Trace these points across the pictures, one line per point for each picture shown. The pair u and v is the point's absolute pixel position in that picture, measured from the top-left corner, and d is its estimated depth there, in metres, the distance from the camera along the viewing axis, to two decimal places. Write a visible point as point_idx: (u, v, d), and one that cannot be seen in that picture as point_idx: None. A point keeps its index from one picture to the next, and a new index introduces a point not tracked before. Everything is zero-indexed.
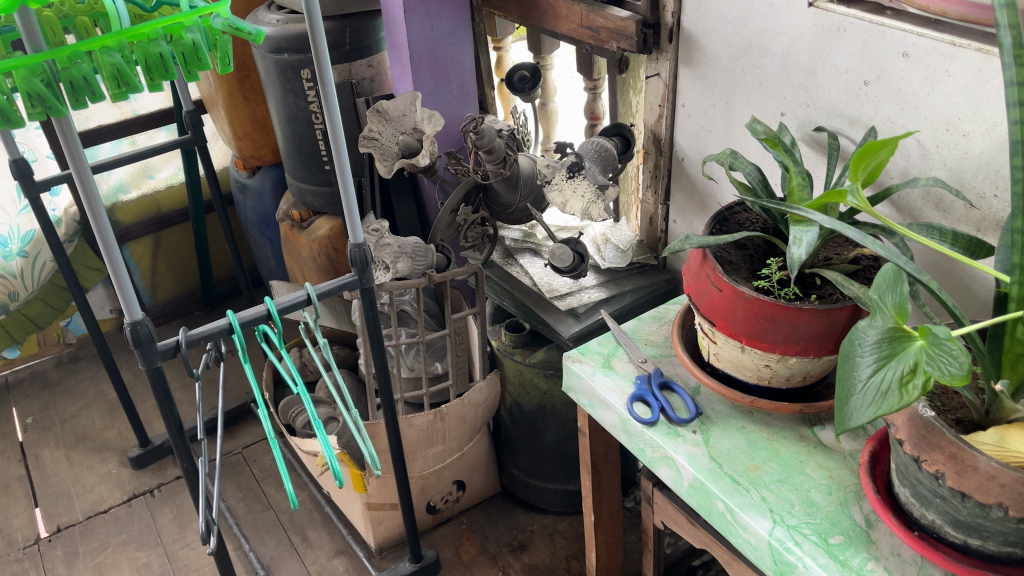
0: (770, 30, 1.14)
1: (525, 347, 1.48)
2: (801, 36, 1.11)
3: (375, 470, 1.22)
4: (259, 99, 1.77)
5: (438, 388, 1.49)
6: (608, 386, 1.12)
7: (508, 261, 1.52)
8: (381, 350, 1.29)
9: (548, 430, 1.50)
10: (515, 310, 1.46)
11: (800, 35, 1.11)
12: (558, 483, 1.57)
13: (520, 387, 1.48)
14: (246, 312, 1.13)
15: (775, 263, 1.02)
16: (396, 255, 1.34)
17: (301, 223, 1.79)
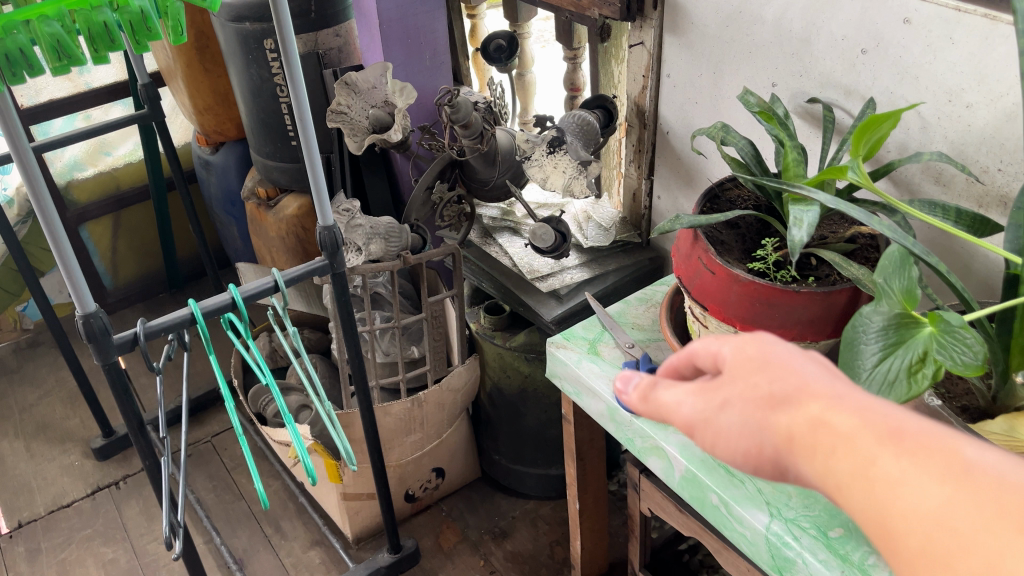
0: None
1: (507, 329, 1.42)
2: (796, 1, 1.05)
3: (351, 466, 1.14)
4: (220, 70, 1.68)
5: (416, 373, 1.43)
6: (595, 373, 1.06)
7: (486, 241, 1.45)
8: (354, 336, 1.22)
9: (529, 414, 1.45)
10: (494, 291, 1.41)
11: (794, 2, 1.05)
12: (539, 468, 1.52)
13: (500, 371, 1.43)
14: (210, 300, 1.06)
15: (772, 243, 0.96)
16: (369, 237, 1.27)
17: (268, 201, 1.71)
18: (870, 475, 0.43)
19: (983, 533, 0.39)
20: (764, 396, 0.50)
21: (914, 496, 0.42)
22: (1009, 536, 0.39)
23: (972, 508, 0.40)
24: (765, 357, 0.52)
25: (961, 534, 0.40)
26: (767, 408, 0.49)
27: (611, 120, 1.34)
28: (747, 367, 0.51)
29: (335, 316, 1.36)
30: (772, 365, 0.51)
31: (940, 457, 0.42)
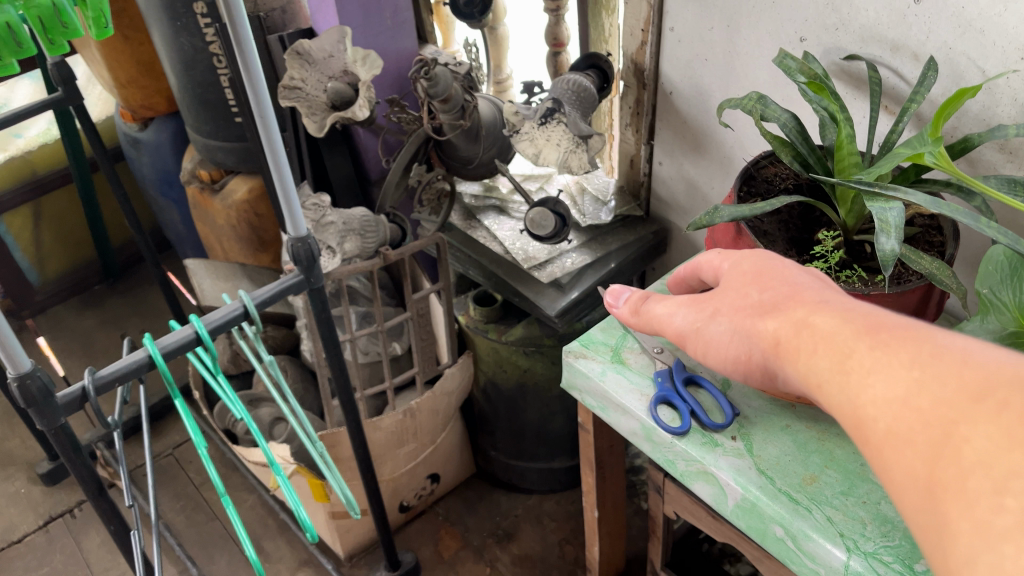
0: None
1: (500, 321, 1.27)
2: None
3: (356, 514, 0.97)
4: (141, 37, 1.45)
5: (402, 377, 1.27)
6: (623, 387, 0.94)
7: (470, 223, 1.29)
8: (337, 355, 1.06)
9: (529, 409, 1.33)
10: (482, 280, 1.27)
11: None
12: (541, 462, 1.40)
13: (495, 365, 1.29)
14: (170, 338, 0.89)
15: (830, 235, 0.84)
16: (343, 235, 1.11)
17: (213, 185, 1.52)
18: (859, 368, 0.51)
19: (942, 404, 0.44)
20: (736, 298, 0.67)
21: (890, 382, 0.48)
22: (962, 405, 0.43)
23: (932, 384, 0.46)
24: (759, 274, 0.67)
25: (924, 410, 0.45)
26: (757, 316, 0.63)
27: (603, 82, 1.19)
28: (745, 279, 0.68)
29: (308, 322, 1.19)
30: (762, 273, 0.67)
31: (914, 353, 0.48)
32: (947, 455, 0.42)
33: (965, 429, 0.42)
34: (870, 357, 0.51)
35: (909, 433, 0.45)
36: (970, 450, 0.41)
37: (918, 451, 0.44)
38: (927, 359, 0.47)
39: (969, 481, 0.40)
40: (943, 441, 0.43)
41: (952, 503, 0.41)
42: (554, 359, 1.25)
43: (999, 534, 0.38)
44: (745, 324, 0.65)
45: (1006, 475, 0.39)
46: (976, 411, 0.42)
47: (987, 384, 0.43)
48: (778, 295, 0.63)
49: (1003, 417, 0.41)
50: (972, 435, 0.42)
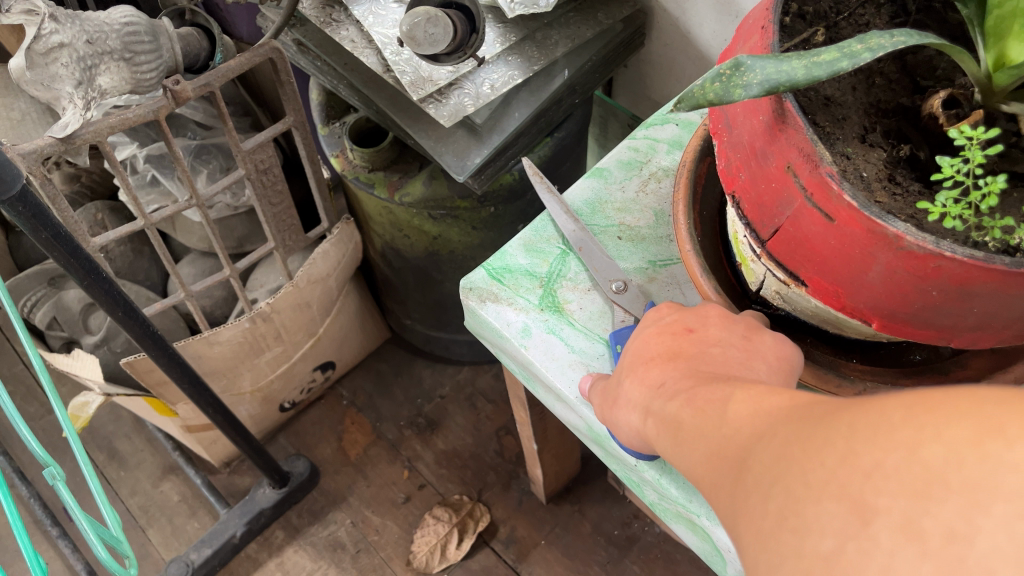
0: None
1: (392, 168, 0.84)
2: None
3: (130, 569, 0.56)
4: None
5: (254, 255, 0.88)
6: (558, 359, 0.54)
7: (331, 13, 0.78)
8: (105, 281, 0.65)
9: (446, 280, 0.96)
10: (359, 105, 0.81)
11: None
12: (470, 335, 1.06)
13: (392, 229, 0.88)
14: None
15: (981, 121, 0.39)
16: (89, 63, 0.64)
17: None
18: (681, 423, 0.35)
19: (730, 441, 0.31)
20: (609, 387, 0.44)
21: (690, 445, 0.33)
22: (757, 447, 0.28)
23: (718, 423, 0.32)
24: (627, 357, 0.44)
25: (723, 457, 0.30)
26: (618, 386, 0.43)
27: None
28: (619, 373, 0.43)
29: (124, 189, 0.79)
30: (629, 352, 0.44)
31: (714, 392, 0.34)
32: (736, 494, 0.28)
33: (748, 459, 0.29)
34: (676, 404, 0.36)
35: (712, 487, 0.31)
36: (755, 475, 0.28)
37: (722, 503, 0.30)
38: (719, 406, 0.33)
39: (751, 509, 0.27)
40: (731, 479, 0.29)
41: (745, 548, 0.27)
42: (474, 223, 0.86)
43: (771, 558, 0.25)
44: (621, 426, 0.43)
45: (772, 491, 0.26)
46: (760, 436, 0.29)
47: (774, 410, 0.30)
48: (640, 367, 0.42)
49: (775, 444, 0.27)
50: (759, 458, 0.28)
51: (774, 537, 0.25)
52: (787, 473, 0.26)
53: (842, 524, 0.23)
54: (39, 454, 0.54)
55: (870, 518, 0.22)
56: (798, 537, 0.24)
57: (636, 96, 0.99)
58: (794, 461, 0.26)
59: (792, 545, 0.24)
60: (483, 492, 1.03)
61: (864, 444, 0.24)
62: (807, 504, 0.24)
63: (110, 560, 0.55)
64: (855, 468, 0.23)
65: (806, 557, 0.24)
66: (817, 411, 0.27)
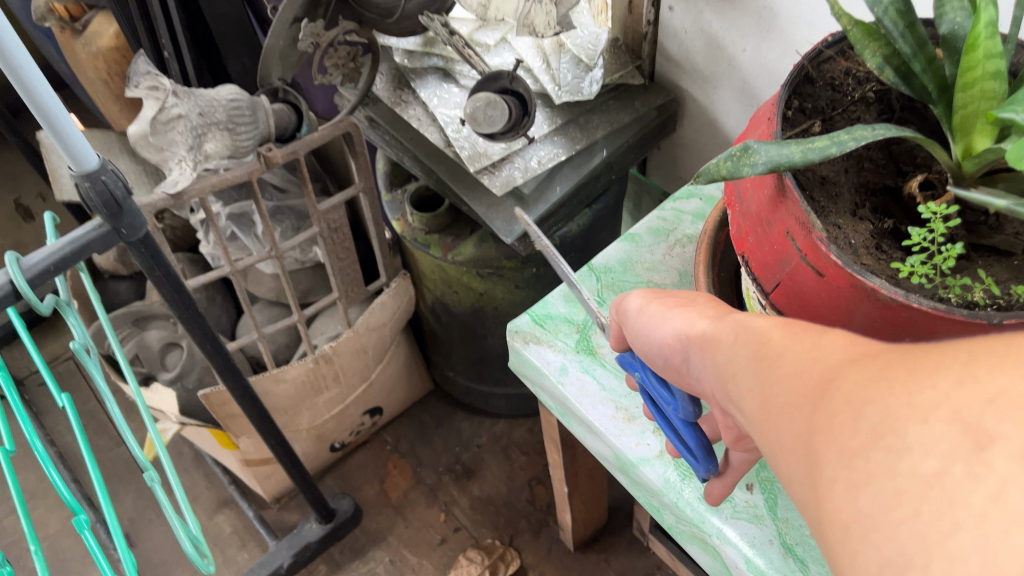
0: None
1: (446, 231, 0.94)
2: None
3: (207, 565, 0.64)
4: None
5: (319, 304, 0.98)
6: (591, 395, 0.63)
7: (401, 94, 0.91)
8: (197, 317, 0.75)
9: (489, 335, 1.05)
10: (420, 175, 0.92)
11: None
12: (508, 389, 1.15)
13: (443, 285, 0.98)
14: None
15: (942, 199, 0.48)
16: (199, 133, 0.77)
17: (73, 23, 1.14)
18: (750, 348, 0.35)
19: (811, 359, 0.30)
20: (674, 299, 0.45)
21: (759, 362, 0.33)
22: (846, 367, 0.28)
23: (798, 342, 0.32)
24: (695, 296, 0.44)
25: (796, 377, 0.30)
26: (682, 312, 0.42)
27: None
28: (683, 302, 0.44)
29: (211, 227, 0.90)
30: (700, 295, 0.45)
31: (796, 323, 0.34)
32: (813, 414, 0.28)
33: (833, 378, 0.28)
34: (741, 330, 0.35)
35: (779, 402, 0.30)
36: (841, 393, 0.27)
37: (789, 422, 0.29)
38: (802, 332, 0.33)
39: (835, 419, 0.26)
40: (808, 397, 0.29)
41: (818, 460, 0.27)
42: (518, 283, 0.95)
43: (853, 472, 0.25)
44: (667, 333, 0.42)
45: (863, 408, 0.26)
46: (847, 361, 0.28)
47: (855, 342, 0.30)
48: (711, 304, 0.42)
49: (869, 367, 0.27)
50: (846, 378, 0.28)
51: (861, 451, 0.25)
52: (885, 392, 0.25)
53: (949, 443, 0.23)
54: (140, 458, 0.64)
55: (986, 444, 0.22)
56: (893, 457, 0.24)
57: (667, 174, 1.08)
58: (892, 384, 0.25)
59: (883, 464, 0.24)
60: (514, 538, 1.10)
61: (980, 386, 0.24)
62: (910, 424, 0.24)
63: (194, 555, 0.63)
64: (967, 399, 0.24)
65: (900, 474, 0.24)
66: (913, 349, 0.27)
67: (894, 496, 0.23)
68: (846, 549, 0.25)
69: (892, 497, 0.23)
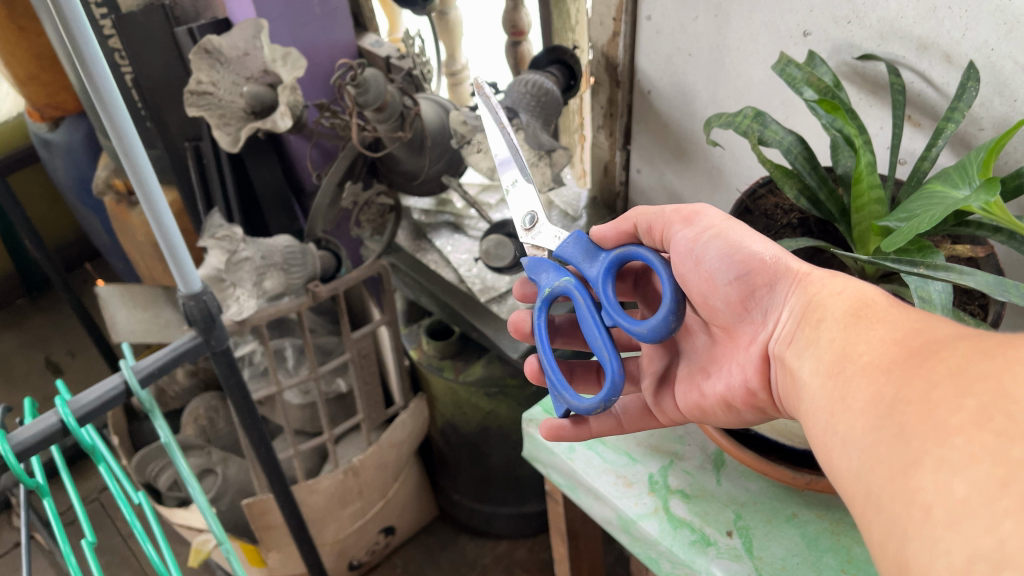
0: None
1: (457, 357, 1.10)
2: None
3: None
4: (36, 27, 1.27)
5: (344, 425, 1.11)
6: (595, 467, 0.77)
7: (420, 245, 1.10)
8: (256, 423, 0.87)
9: (494, 453, 1.18)
10: (435, 309, 1.07)
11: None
12: (511, 507, 1.26)
13: (454, 406, 1.13)
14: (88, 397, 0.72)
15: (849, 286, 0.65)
16: (261, 271, 0.94)
17: (130, 196, 1.35)
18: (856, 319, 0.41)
19: (926, 341, 0.36)
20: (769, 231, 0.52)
21: (871, 339, 0.39)
22: (957, 350, 0.33)
23: (912, 329, 0.37)
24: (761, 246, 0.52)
25: (912, 350, 0.36)
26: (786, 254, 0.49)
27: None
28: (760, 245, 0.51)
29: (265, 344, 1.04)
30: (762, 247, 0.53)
31: (911, 311, 0.40)
32: (923, 387, 0.33)
33: (945, 353, 0.33)
34: (860, 292, 0.43)
35: (887, 370, 0.36)
36: (948, 370, 0.32)
37: (888, 390, 0.35)
38: (921, 321, 0.38)
39: (939, 399, 0.31)
40: (921, 366, 0.34)
41: (916, 432, 0.32)
42: (519, 401, 1.09)
43: (947, 446, 0.30)
44: (756, 252, 0.50)
45: (972, 389, 0.30)
46: (965, 343, 0.33)
47: (975, 332, 0.35)
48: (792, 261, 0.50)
49: (982, 350, 0.32)
50: (953, 359, 0.33)
51: (962, 428, 0.29)
52: (995, 375, 0.30)
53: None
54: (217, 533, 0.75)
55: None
56: (1005, 439, 0.28)
57: None
58: (1015, 368, 0.30)
59: (992, 446, 0.28)
60: None
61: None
62: (1014, 409, 0.28)
63: None
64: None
65: (1011, 460, 0.27)
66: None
67: (998, 481, 0.27)
68: (926, 518, 0.29)
69: (996, 481, 0.27)
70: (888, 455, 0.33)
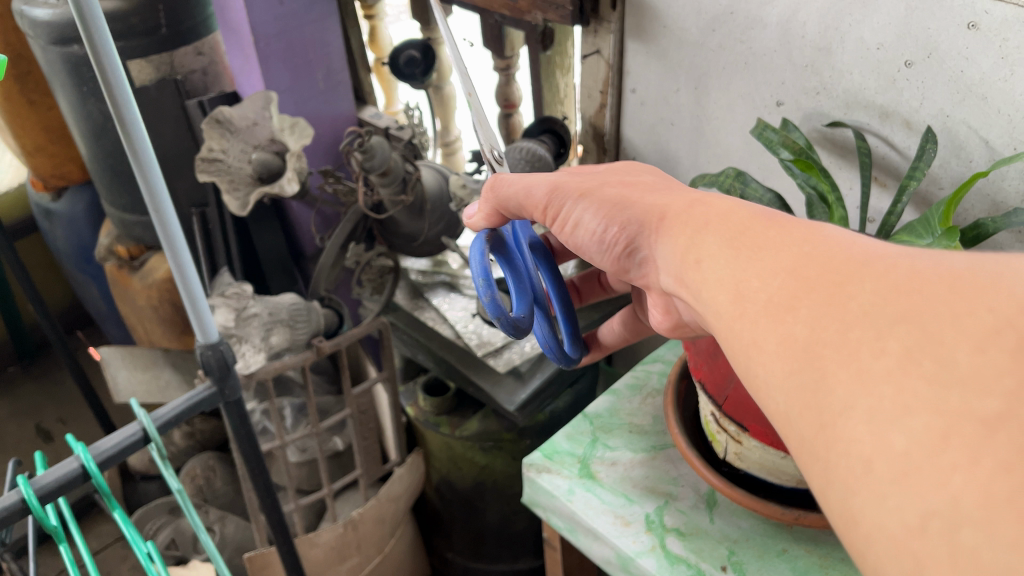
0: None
1: (453, 413, 1.13)
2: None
3: None
4: (48, 102, 1.33)
5: (343, 480, 1.13)
6: (594, 508, 0.80)
7: (417, 304, 1.15)
8: (263, 472, 0.89)
9: (488, 509, 1.20)
10: (432, 365, 1.11)
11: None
12: (504, 564, 1.28)
13: (449, 462, 1.16)
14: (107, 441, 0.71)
15: None
16: (268, 327, 0.98)
17: (132, 261, 1.39)
18: (732, 250, 0.36)
19: (820, 266, 0.31)
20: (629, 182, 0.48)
21: (754, 270, 0.34)
22: (861, 277, 0.29)
23: (797, 255, 0.33)
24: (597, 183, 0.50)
25: (806, 277, 0.31)
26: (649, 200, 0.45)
27: (502, 55, 1.12)
28: (606, 197, 0.48)
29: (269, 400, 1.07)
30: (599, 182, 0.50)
31: (787, 229, 0.35)
32: (832, 325, 0.28)
33: (851, 283, 0.29)
34: (737, 221, 0.38)
35: (778, 302, 0.31)
36: (859, 304, 0.28)
37: (793, 327, 0.30)
38: (801, 240, 0.34)
39: (856, 339, 0.27)
40: (824, 298, 0.29)
41: (831, 377, 0.27)
42: (514, 455, 1.12)
43: (878, 396, 0.25)
44: (626, 217, 0.46)
45: (896, 327, 0.26)
46: (870, 269, 0.29)
47: (867, 251, 0.31)
48: (649, 203, 0.45)
49: (896, 277, 0.28)
50: (863, 291, 0.28)
51: (894, 378, 0.25)
52: (924, 312, 0.26)
53: (1012, 378, 0.23)
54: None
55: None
56: (937, 387, 0.24)
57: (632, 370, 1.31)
58: (935, 308, 0.26)
59: (924, 393, 0.24)
60: None
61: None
62: (959, 352, 0.24)
63: None
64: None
65: (950, 409, 0.23)
66: (939, 261, 0.28)
67: (938, 433, 0.23)
68: (862, 476, 0.25)
69: (935, 435, 0.23)
70: (802, 405, 0.28)
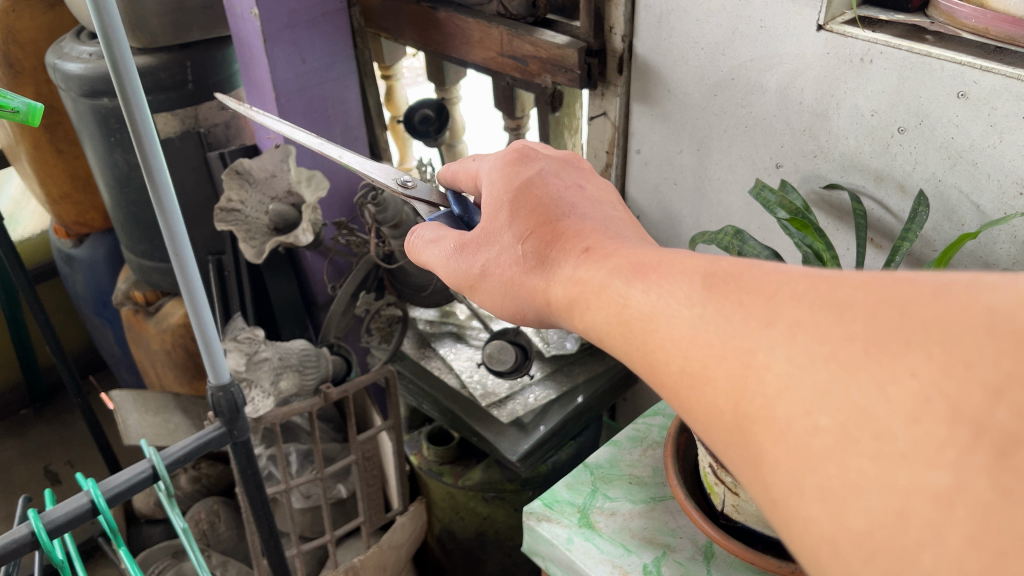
0: (767, 45, 0.83)
1: (456, 462, 1.14)
2: (810, 51, 0.80)
3: None
4: (76, 151, 1.39)
5: (345, 527, 1.13)
6: (592, 557, 0.81)
7: (424, 353, 1.16)
8: (267, 514, 0.91)
9: (489, 560, 1.21)
10: (437, 416, 1.13)
11: (836, 15, 0.79)
12: None
13: (451, 512, 1.16)
14: (117, 477, 0.70)
15: None
16: (278, 372, 1.00)
17: (147, 307, 1.43)
18: (627, 321, 0.35)
19: (718, 339, 0.30)
20: (522, 218, 0.46)
21: (657, 344, 0.33)
22: (768, 349, 0.28)
23: (692, 325, 0.31)
24: (495, 271, 0.49)
25: (710, 341, 0.30)
26: (542, 261, 0.44)
27: (513, 115, 1.16)
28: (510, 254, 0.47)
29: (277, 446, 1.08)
30: (494, 262, 0.49)
31: (674, 280, 0.34)
32: (759, 410, 0.27)
33: (759, 359, 0.28)
34: (625, 286, 0.36)
35: (695, 382, 0.30)
36: (778, 385, 0.27)
37: (716, 398, 0.29)
38: (692, 295, 0.32)
39: (787, 428, 0.26)
40: (742, 383, 0.28)
41: (777, 461, 0.26)
42: (516, 506, 1.13)
43: (828, 482, 0.25)
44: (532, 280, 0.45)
45: (822, 406, 0.25)
46: (774, 334, 0.28)
47: (763, 293, 0.30)
48: (533, 274, 0.44)
49: (804, 345, 0.27)
50: (779, 367, 0.27)
51: (836, 462, 0.24)
52: (845, 389, 0.25)
53: (954, 449, 0.22)
54: None
55: (1010, 452, 0.21)
56: (885, 465, 0.23)
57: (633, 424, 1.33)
58: (858, 377, 0.25)
59: (875, 473, 0.23)
60: None
61: (964, 379, 0.23)
62: (894, 425, 0.23)
63: None
64: (965, 394, 0.23)
65: (901, 489, 0.23)
66: (841, 300, 0.27)
67: (896, 514, 0.23)
68: (831, 557, 0.25)
69: (897, 515, 0.23)
70: (754, 482, 0.28)
